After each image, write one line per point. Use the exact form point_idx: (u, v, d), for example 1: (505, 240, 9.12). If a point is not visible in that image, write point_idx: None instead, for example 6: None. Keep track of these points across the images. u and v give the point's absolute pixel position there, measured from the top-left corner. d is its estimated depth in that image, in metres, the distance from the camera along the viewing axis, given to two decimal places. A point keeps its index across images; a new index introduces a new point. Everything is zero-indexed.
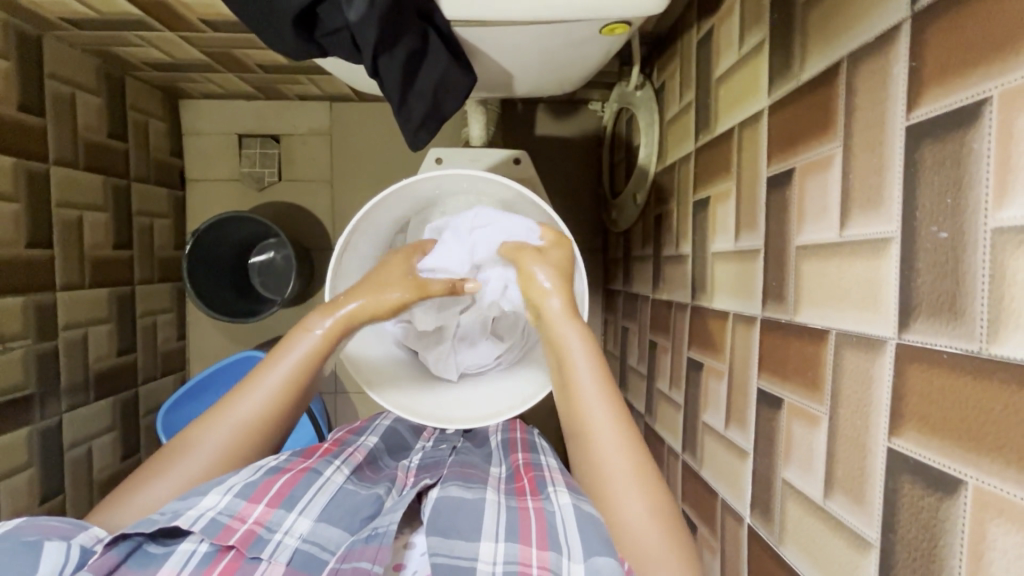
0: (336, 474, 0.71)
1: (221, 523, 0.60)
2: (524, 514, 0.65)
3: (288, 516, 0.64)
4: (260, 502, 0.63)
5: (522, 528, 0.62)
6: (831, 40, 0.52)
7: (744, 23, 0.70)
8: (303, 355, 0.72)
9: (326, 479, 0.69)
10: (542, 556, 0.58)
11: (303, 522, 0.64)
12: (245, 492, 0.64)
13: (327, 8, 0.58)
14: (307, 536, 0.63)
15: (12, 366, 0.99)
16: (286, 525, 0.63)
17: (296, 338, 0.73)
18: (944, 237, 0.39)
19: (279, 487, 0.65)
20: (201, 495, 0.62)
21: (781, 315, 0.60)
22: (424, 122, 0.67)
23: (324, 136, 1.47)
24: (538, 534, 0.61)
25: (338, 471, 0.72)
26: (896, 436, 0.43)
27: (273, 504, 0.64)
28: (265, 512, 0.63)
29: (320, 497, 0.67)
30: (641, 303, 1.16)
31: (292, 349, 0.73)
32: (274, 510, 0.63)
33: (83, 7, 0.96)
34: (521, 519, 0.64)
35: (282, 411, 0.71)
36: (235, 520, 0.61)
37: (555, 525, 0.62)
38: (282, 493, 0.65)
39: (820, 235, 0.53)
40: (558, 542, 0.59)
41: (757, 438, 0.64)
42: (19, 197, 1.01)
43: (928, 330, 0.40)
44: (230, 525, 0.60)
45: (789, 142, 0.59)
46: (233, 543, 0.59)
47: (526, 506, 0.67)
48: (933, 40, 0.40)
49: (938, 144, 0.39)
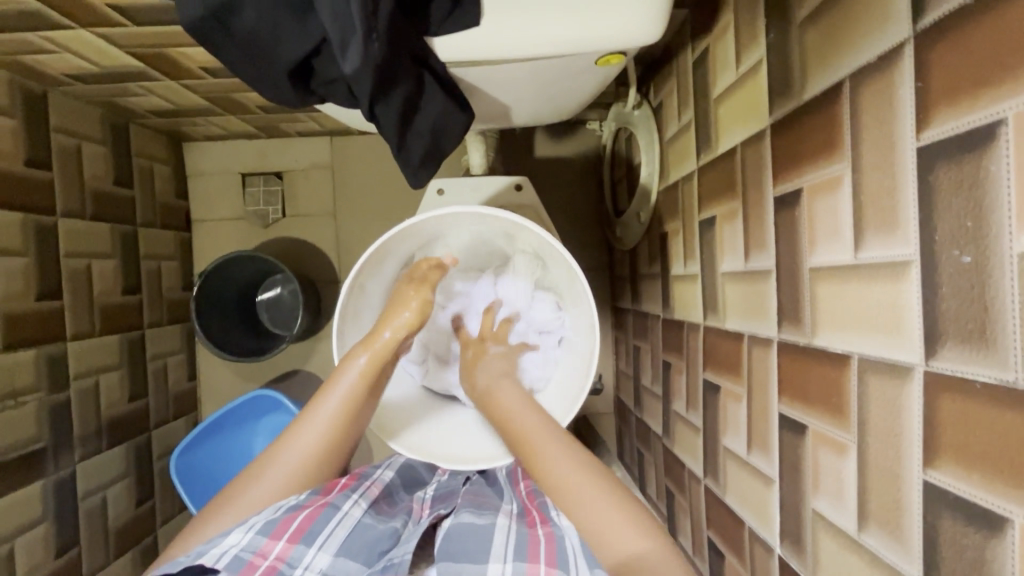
0: (354, 508, 0.70)
1: (244, 560, 0.60)
2: (533, 539, 0.66)
3: (308, 551, 0.63)
4: (281, 538, 0.63)
5: (531, 548, 0.64)
6: (829, 61, 0.52)
7: (740, 43, 0.70)
8: (353, 385, 0.72)
9: (345, 514, 0.69)
10: (550, 573, 0.60)
11: (323, 556, 0.63)
12: (266, 529, 0.63)
13: (323, 60, 0.59)
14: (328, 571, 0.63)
15: (25, 421, 0.99)
16: (307, 561, 0.62)
17: (342, 372, 0.73)
18: (967, 261, 0.37)
19: (299, 523, 0.65)
20: (226, 534, 0.63)
21: (799, 337, 0.58)
22: (426, 160, 0.66)
23: (325, 171, 1.48)
24: (546, 554, 0.62)
25: (356, 505, 0.71)
26: (932, 468, 0.41)
27: (295, 539, 0.63)
28: (287, 547, 0.63)
29: (340, 531, 0.66)
30: (652, 322, 1.15)
31: (343, 376, 0.73)
32: (295, 545, 0.63)
33: (85, 62, 0.97)
34: (529, 541, 0.65)
35: (340, 441, 0.72)
36: (258, 557, 0.61)
37: (564, 548, 0.63)
38: (302, 529, 0.64)
39: (833, 258, 0.52)
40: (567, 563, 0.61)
41: (782, 465, 0.62)
42: (28, 251, 1.02)
43: (956, 357, 0.38)
44: (252, 562, 0.61)
45: (794, 161, 0.58)
46: None
47: (536, 533, 0.67)
48: (939, 60, 0.39)
49: (954, 166, 0.38)
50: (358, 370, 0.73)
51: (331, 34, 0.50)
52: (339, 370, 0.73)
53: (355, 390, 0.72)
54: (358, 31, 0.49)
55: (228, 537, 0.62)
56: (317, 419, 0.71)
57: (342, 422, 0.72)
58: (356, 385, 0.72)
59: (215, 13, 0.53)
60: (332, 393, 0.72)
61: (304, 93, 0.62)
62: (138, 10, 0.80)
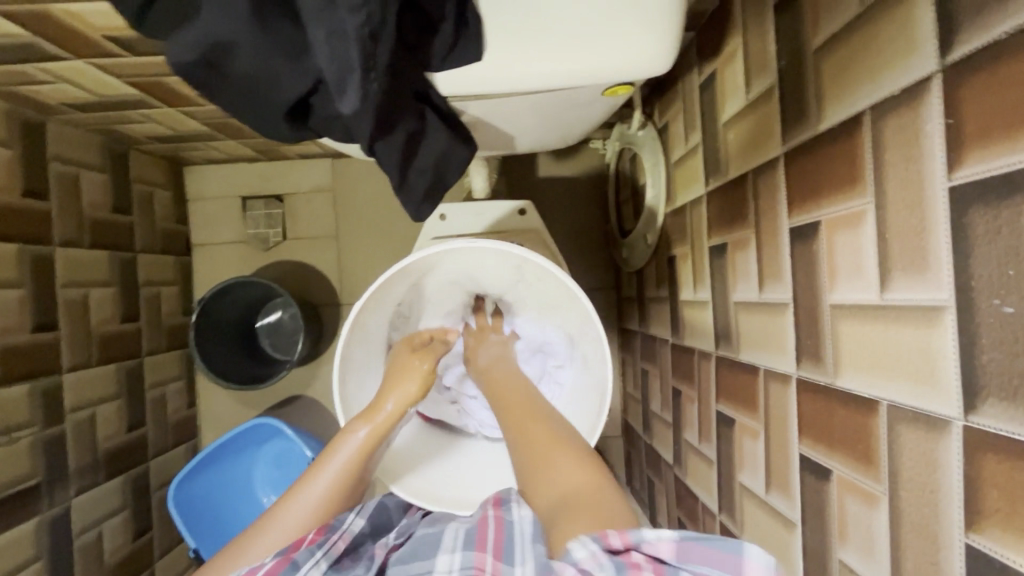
0: (314, 572, 0.56)
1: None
2: (482, 523, 0.60)
3: None
4: None
5: (480, 535, 0.57)
6: (848, 91, 0.50)
7: (749, 68, 0.68)
8: (348, 459, 0.70)
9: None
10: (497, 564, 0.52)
11: None
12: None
13: (320, 99, 0.57)
14: None
15: (18, 457, 0.96)
16: None
17: (342, 441, 0.71)
18: (1010, 312, 0.35)
19: None
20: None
21: (820, 376, 0.56)
22: (429, 195, 0.64)
23: (326, 193, 1.46)
24: (494, 544, 0.55)
25: (317, 567, 0.56)
26: (974, 532, 0.38)
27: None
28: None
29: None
30: (660, 347, 1.12)
31: (338, 449, 0.70)
32: None
33: (83, 92, 0.96)
34: (478, 529, 0.59)
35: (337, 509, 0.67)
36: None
37: (513, 534, 0.57)
38: None
39: (857, 297, 0.49)
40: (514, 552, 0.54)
41: (805, 509, 0.59)
42: (24, 282, 1.00)
43: (1000, 415, 0.35)
44: None
45: (811, 193, 0.55)
46: None
47: (486, 514, 0.62)
48: (971, 98, 0.37)
49: (990, 210, 0.35)
50: (356, 443, 0.71)
51: (328, 74, 0.47)
52: (339, 439, 0.71)
53: (357, 460, 0.70)
54: (356, 71, 0.47)
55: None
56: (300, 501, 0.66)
57: (341, 491, 0.68)
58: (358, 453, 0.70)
59: (207, 57, 0.51)
60: (324, 469, 0.69)
61: (301, 132, 0.60)
62: (135, 41, 0.79)
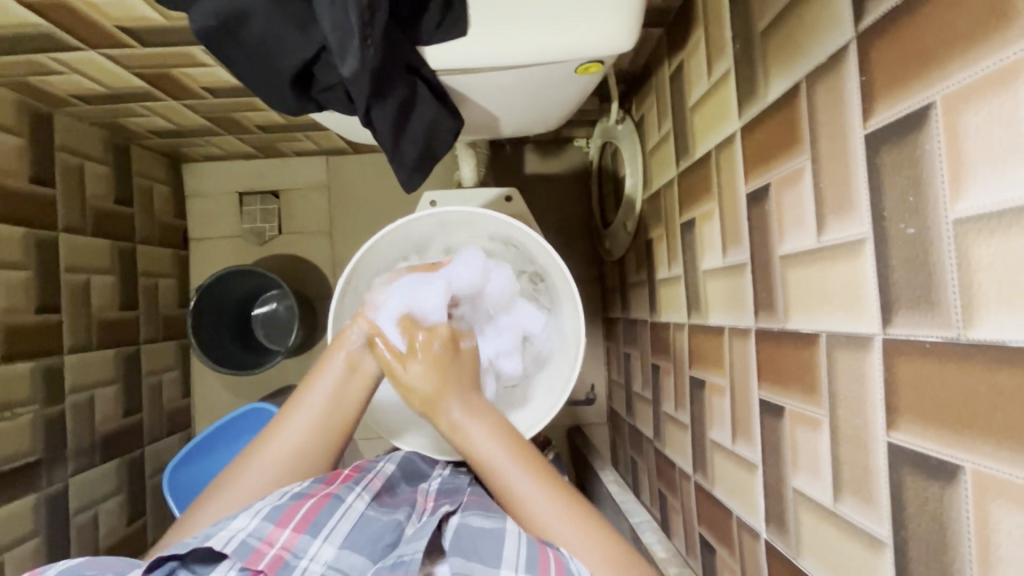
0: (357, 501, 0.72)
1: (251, 546, 0.62)
2: (543, 543, 0.62)
3: (313, 542, 0.65)
4: (287, 526, 0.65)
5: (542, 560, 0.59)
6: (788, 64, 0.57)
7: (710, 54, 0.75)
8: (332, 387, 0.77)
9: (349, 506, 0.71)
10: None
11: (327, 548, 0.65)
12: (273, 516, 0.66)
13: (323, 66, 0.63)
14: (332, 563, 0.64)
15: (20, 432, 0.99)
16: (312, 552, 0.64)
17: (327, 362, 0.78)
18: (912, 232, 0.41)
19: (304, 513, 0.67)
20: (232, 518, 0.65)
21: (773, 323, 0.61)
22: (419, 163, 0.70)
23: (321, 189, 1.52)
24: (557, 562, 0.59)
25: (359, 498, 0.73)
26: (894, 430, 0.43)
27: (300, 529, 0.65)
28: (292, 537, 0.65)
29: (344, 524, 0.68)
30: (640, 328, 1.17)
31: (324, 372, 0.77)
32: (300, 535, 0.65)
33: (92, 83, 1.02)
34: (541, 547, 0.61)
35: (321, 436, 0.76)
36: (263, 544, 0.63)
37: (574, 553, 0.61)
38: (307, 518, 0.66)
39: (799, 244, 0.55)
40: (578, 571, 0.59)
41: (764, 449, 0.64)
42: (30, 264, 1.04)
43: (909, 322, 0.41)
44: (258, 549, 0.63)
45: (762, 158, 0.62)
46: (262, 568, 0.61)
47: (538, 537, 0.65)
48: (878, 56, 0.43)
49: (896, 148, 0.42)
50: (339, 367, 0.77)
51: (331, 40, 0.55)
52: (326, 360, 0.78)
53: (335, 386, 0.77)
54: (355, 37, 0.54)
55: (234, 521, 0.65)
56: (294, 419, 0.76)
57: (323, 416, 0.76)
58: (339, 374, 0.77)
59: (224, 23, 0.57)
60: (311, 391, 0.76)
61: (305, 99, 0.66)
62: (147, 32, 0.85)
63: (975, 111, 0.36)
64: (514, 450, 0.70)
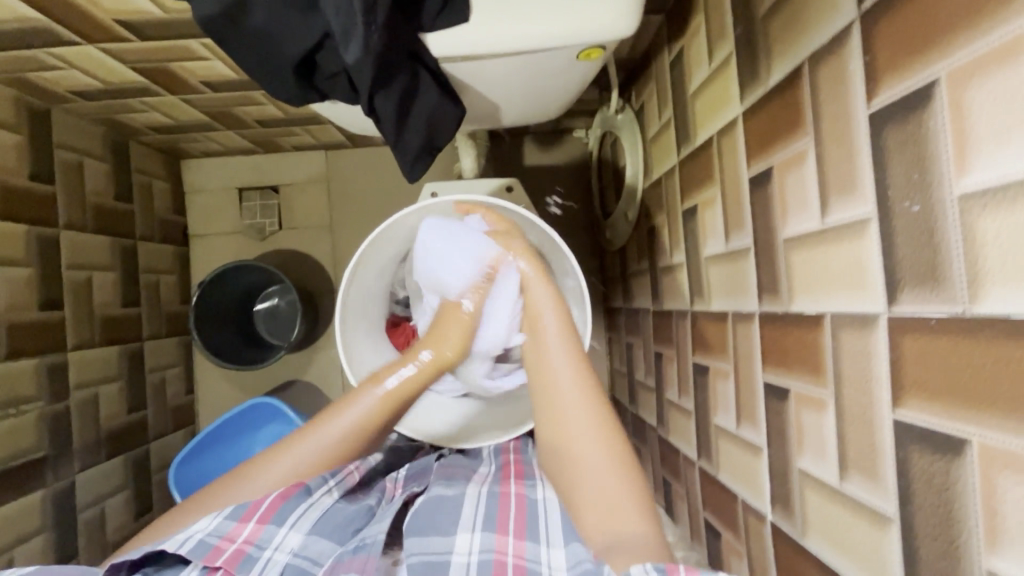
0: (326, 495, 0.73)
1: (210, 544, 0.64)
2: (503, 502, 0.71)
3: (278, 531, 0.67)
4: (249, 521, 0.67)
5: (501, 517, 0.68)
6: (790, 47, 0.57)
7: (711, 40, 0.75)
8: (365, 411, 0.76)
9: (316, 499, 0.71)
10: (518, 543, 0.64)
11: (293, 536, 0.67)
12: (235, 514, 0.68)
13: (326, 54, 0.63)
14: (298, 551, 0.66)
15: (25, 429, 0.99)
16: (277, 541, 0.66)
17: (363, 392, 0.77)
18: (917, 210, 0.41)
19: (268, 505, 0.68)
20: (194, 521, 0.67)
21: (778, 306, 0.62)
22: (421, 153, 0.70)
23: (321, 183, 1.51)
24: (515, 524, 0.67)
25: (328, 493, 0.73)
26: (900, 407, 0.44)
27: (264, 521, 0.67)
28: (255, 530, 0.66)
29: (311, 514, 0.69)
30: (643, 317, 1.18)
31: (360, 398, 0.77)
32: (264, 527, 0.67)
33: (89, 78, 1.01)
34: (498, 507, 0.70)
35: (341, 464, 0.76)
36: (224, 541, 0.65)
37: (534, 516, 0.69)
38: (271, 510, 0.68)
39: (803, 226, 0.56)
40: (536, 532, 0.65)
41: (769, 432, 0.65)
42: (31, 261, 1.04)
43: (914, 300, 0.42)
44: (218, 546, 0.64)
45: (764, 143, 0.62)
46: (220, 563, 0.62)
47: (508, 490, 0.74)
48: (882, 34, 0.44)
49: (900, 126, 0.42)
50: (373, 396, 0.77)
51: (335, 25, 0.55)
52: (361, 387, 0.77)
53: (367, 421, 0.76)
54: (359, 23, 0.55)
55: (195, 524, 0.67)
56: (313, 439, 0.75)
57: (343, 445, 0.75)
58: (373, 408, 0.77)
59: (226, 13, 0.57)
60: (343, 412, 0.76)
61: (306, 88, 0.66)
62: (145, 26, 0.84)
63: (979, 87, 0.36)
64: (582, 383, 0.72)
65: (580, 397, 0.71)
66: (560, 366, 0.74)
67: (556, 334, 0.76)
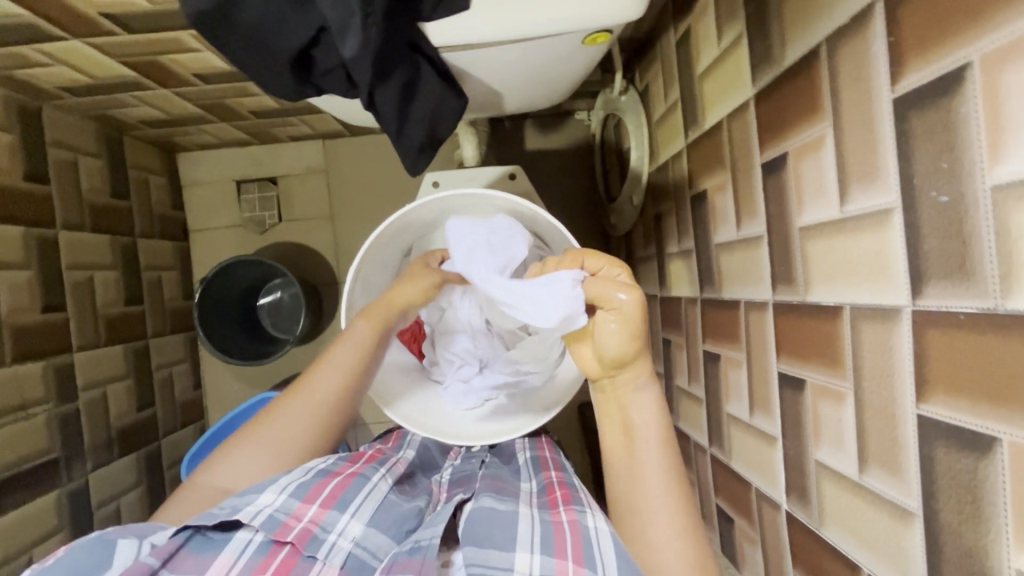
0: (382, 482, 0.72)
1: (279, 520, 0.62)
2: (558, 527, 0.64)
3: (342, 517, 0.65)
4: (313, 502, 0.65)
5: (557, 540, 0.61)
6: (807, 26, 0.54)
7: (720, 18, 0.72)
8: (350, 361, 0.76)
9: (374, 486, 0.70)
10: (578, 571, 0.57)
11: (356, 524, 0.65)
12: (300, 493, 0.65)
13: (321, 49, 0.62)
14: (360, 540, 0.64)
15: (36, 431, 1.00)
16: (340, 527, 0.64)
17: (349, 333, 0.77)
18: (945, 200, 0.39)
19: (331, 490, 0.67)
20: (260, 492, 0.64)
21: (793, 296, 0.60)
22: (424, 147, 0.69)
23: (319, 174, 1.49)
24: (573, 547, 0.60)
25: (383, 480, 0.72)
26: (925, 402, 0.43)
27: (328, 505, 0.65)
28: (320, 512, 0.64)
29: (369, 504, 0.68)
30: (650, 303, 1.16)
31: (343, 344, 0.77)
32: (328, 510, 0.65)
33: (79, 74, 0.99)
34: (555, 533, 0.63)
35: (326, 421, 0.75)
36: (291, 519, 0.63)
37: (591, 547, 0.60)
38: (334, 496, 0.66)
39: (820, 215, 0.54)
40: (593, 559, 0.58)
41: (785, 422, 0.64)
42: (31, 263, 1.03)
43: (942, 293, 0.40)
44: (287, 523, 0.62)
45: (779, 127, 0.60)
46: (291, 540, 0.61)
47: (559, 519, 0.66)
48: (908, 13, 0.41)
49: (927, 112, 0.40)
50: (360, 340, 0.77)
51: (332, 20, 0.53)
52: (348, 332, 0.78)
53: (356, 356, 0.76)
54: (356, 15, 0.52)
55: (262, 496, 0.64)
56: (305, 397, 0.74)
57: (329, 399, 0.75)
58: (355, 357, 0.76)
59: (218, 9, 0.56)
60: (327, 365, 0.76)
61: (303, 85, 0.64)
62: (132, 18, 0.82)
63: (1016, 71, 0.34)
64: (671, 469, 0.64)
65: (659, 482, 0.64)
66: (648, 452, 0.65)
67: (648, 415, 0.66)
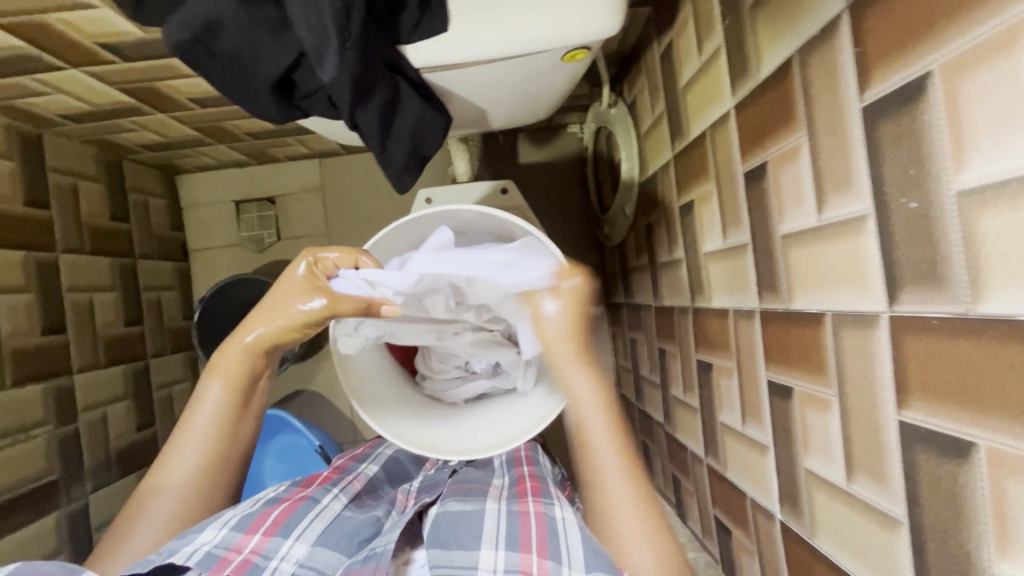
0: (334, 502, 0.73)
1: (217, 556, 0.62)
2: (524, 520, 0.66)
3: (285, 542, 0.65)
4: (256, 532, 0.65)
5: (522, 535, 0.63)
6: (780, 37, 0.55)
7: (700, 31, 0.73)
8: (213, 410, 0.76)
9: (324, 506, 0.71)
10: (542, 564, 0.59)
11: (299, 547, 0.65)
12: (242, 525, 0.66)
13: (302, 73, 0.63)
14: (304, 561, 0.64)
15: (35, 454, 1.00)
16: (282, 552, 0.64)
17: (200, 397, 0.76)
18: (914, 207, 0.40)
19: (275, 516, 0.68)
20: (199, 531, 0.64)
21: (778, 304, 0.60)
22: (408, 164, 0.70)
23: (315, 192, 1.51)
24: (538, 540, 0.62)
25: (336, 500, 0.73)
26: (905, 408, 0.43)
27: (271, 532, 0.66)
28: (262, 541, 0.65)
29: (318, 523, 0.69)
30: (645, 313, 1.16)
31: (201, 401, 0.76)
32: (271, 538, 0.65)
33: (78, 101, 1.01)
34: (519, 528, 0.65)
35: (215, 466, 0.76)
36: (230, 552, 0.63)
37: (557, 536, 0.63)
38: (278, 522, 0.67)
39: (800, 223, 0.54)
40: (558, 551, 0.61)
41: (775, 430, 0.63)
42: (31, 287, 1.04)
43: (916, 299, 0.40)
44: (225, 557, 0.62)
45: (758, 136, 0.60)
46: (229, 572, 0.61)
47: (527, 509, 0.68)
48: (872, 24, 0.42)
49: (895, 120, 0.41)
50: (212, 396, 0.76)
51: (307, 45, 0.54)
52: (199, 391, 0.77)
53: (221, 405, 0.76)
54: (332, 40, 0.54)
55: (200, 534, 0.64)
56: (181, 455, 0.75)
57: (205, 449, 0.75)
58: (221, 404, 0.76)
59: (200, 36, 0.57)
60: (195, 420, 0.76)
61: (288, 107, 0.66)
62: (127, 46, 0.84)
63: (976, 78, 0.34)
64: (623, 458, 0.70)
65: (616, 470, 0.69)
66: (596, 434, 0.71)
67: (588, 401, 0.72)
